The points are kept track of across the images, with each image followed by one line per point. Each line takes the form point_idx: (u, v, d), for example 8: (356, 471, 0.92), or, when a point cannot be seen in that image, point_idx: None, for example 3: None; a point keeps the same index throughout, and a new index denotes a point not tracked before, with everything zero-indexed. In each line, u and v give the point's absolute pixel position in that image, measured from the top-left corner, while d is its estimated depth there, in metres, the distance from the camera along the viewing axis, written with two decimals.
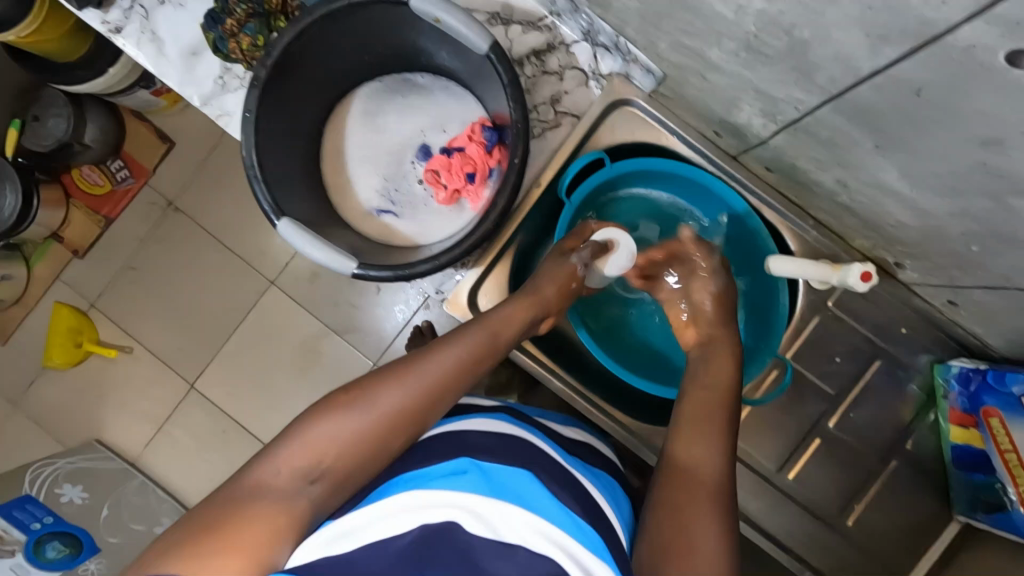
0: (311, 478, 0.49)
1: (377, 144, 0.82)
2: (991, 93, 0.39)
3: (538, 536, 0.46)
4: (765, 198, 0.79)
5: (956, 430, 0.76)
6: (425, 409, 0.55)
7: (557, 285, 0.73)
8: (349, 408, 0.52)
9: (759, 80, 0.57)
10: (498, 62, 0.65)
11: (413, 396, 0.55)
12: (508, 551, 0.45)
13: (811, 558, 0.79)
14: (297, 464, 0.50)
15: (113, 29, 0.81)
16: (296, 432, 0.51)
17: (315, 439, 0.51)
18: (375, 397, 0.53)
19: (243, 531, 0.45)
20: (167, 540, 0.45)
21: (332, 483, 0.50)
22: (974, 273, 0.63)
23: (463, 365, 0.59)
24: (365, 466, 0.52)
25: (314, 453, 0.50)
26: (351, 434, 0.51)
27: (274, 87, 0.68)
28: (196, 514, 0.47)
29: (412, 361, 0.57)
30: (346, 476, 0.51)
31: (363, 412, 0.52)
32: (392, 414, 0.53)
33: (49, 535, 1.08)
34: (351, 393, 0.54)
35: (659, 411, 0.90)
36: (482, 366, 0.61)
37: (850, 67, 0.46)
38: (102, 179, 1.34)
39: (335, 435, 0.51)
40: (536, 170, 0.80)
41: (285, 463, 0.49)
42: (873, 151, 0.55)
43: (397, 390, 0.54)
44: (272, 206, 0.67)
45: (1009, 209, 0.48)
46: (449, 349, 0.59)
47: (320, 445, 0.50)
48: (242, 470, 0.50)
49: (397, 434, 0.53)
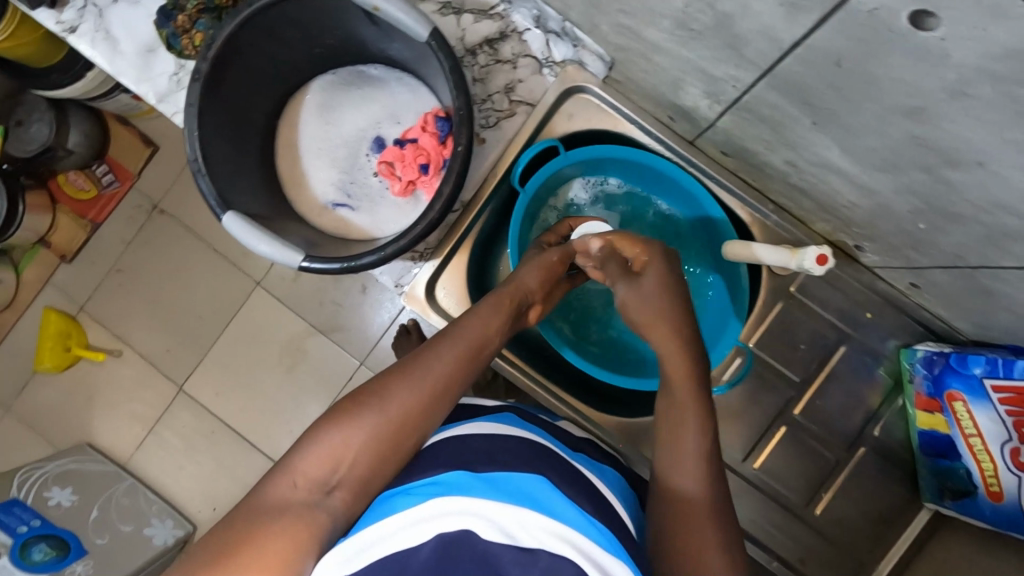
0: (327, 488, 0.52)
1: (332, 137, 0.81)
2: (901, 57, 0.40)
3: (559, 541, 0.46)
4: (724, 183, 0.78)
5: (922, 415, 0.74)
6: (431, 408, 0.57)
7: (541, 273, 0.70)
8: (356, 416, 0.54)
9: (696, 58, 0.57)
10: (440, 49, 0.64)
11: (418, 395, 0.56)
12: (527, 556, 0.45)
13: (777, 547, 0.79)
14: (312, 475, 0.52)
15: (67, 29, 0.80)
16: (309, 444, 0.53)
17: (328, 450, 0.53)
18: (385, 401, 0.55)
19: (265, 544, 0.48)
20: (195, 560, 0.48)
21: (349, 491, 0.52)
22: (927, 252, 0.61)
23: (465, 360, 0.60)
24: (380, 468, 0.54)
25: (329, 463, 0.52)
26: (362, 441, 0.53)
27: (220, 80, 0.68)
28: (218, 533, 0.49)
29: (415, 362, 0.58)
30: (363, 481, 0.53)
31: (369, 419, 0.54)
32: (399, 416, 0.55)
33: (35, 538, 1.09)
34: (358, 400, 0.55)
35: (626, 402, 0.90)
36: (484, 358, 0.62)
37: (773, 40, 0.46)
38: (87, 183, 1.35)
39: (347, 443, 0.53)
40: (492, 160, 0.78)
41: (301, 476, 0.52)
42: (811, 128, 0.55)
43: (406, 392, 0.56)
44: (218, 199, 0.67)
45: (944, 181, 0.49)
46: (450, 345, 0.60)
47: (332, 456, 0.53)
48: (259, 486, 0.52)
49: (407, 434, 0.55)
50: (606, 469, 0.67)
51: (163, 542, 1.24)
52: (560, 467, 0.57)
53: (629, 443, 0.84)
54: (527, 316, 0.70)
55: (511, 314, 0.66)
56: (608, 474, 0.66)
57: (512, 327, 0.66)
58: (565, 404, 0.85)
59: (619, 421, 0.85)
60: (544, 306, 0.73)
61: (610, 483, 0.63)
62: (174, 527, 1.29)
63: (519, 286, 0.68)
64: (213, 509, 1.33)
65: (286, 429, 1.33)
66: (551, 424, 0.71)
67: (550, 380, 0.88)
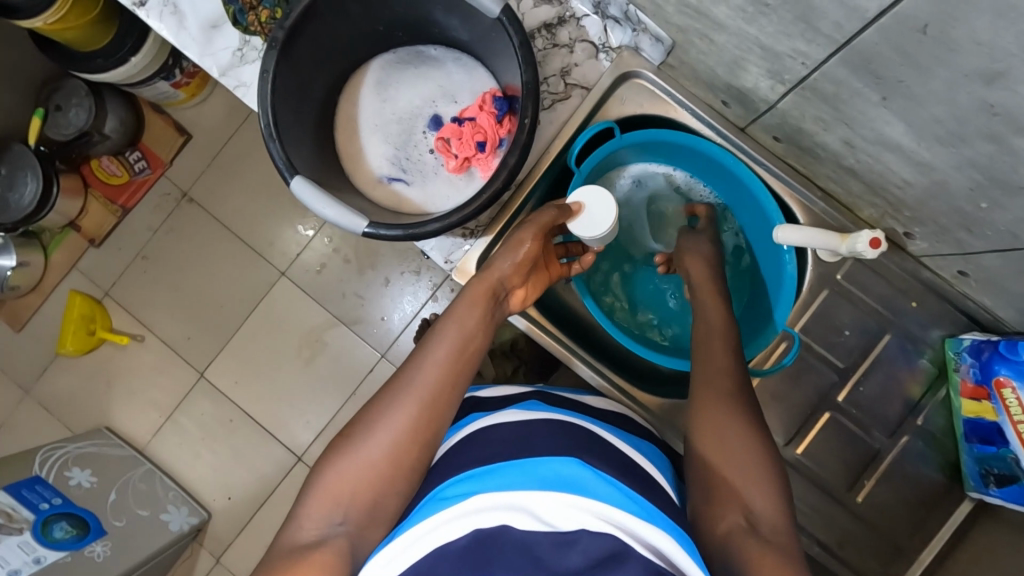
0: (335, 521, 0.55)
1: (390, 114, 0.84)
2: (993, 18, 0.41)
3: (594, 518, 0.47)
4: (773, 169, 0.79)
5: (969, 403, 0.75)
6: (424, 419, 0.58)
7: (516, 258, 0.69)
8: (347, 449, 0.58)
9: (763, 35, 0.59)
10: (509, 24, 0.66)
11: (405, 414, 0.58)
12: (566, 537, 0.46)
13: (816, 532, 0.80)
14: (318, 517, 0.55)
15: (137, 3, 0.82)
16: (312, 489, 0.57)
17: (327, 489, 0.56)
18: (371, 430, 0.58)
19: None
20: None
21: (359, 516, 0.55)
22: (982, 233, 0.63)
23: (447, 365, 0.61)
24: (386, 490, 0.56)
25: (332, 500, 0.56)
26: (357, 470, 0.56)
27: (293, 49, 0.70)
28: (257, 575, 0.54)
29: (398, 381, 0.61)
30: (369, 506, 0.56)
31: (358, 451, 0.57)
32: (392, 440, 0.57)
33: (56, 516, 1.10)
34: (349, 434, 0.59)
35: (668, 383, 0.90)
36: (471, 359, 0.63)
37: (854, 10, 0.48)
38: (119, 169, 1.37)
39: (343, 477, 0.56)
40: (546, 141, 0.79)
41: (309, 517, 0.55)
42: (878, 104, 0.57)
43: (389, 416, 0.58)
44: (286, 163, 0.68)
45: (1013, 151, 0.50)
46: (431, 355, 0.62)
47: (333, 493, 0.56)
48: (280, 534, 0.57)
49: (405, 454, 0.57)
50: (642, 441, 0.69)
51: (179, 528, 1.26)
52: (589, 442, 0.59)
53: (669, 423, 0.84)
54: (507, 302, 0.71)
55: (486, 306, 0.67)
56: (642, 445, 0.67)
57: (494, 318, 0.67)
58: (607, 381, 0.84)
59: (660, 401, 0.84)
60: (527, 291, 0.73)
61: (646, 452, 0.66)
62: (190, 513, 1.31)
63: (495, 271, 0.69)
64: (228, 498, 1.34)
65: (304, 419, 1.34)
66: (581, 403, 0.72)
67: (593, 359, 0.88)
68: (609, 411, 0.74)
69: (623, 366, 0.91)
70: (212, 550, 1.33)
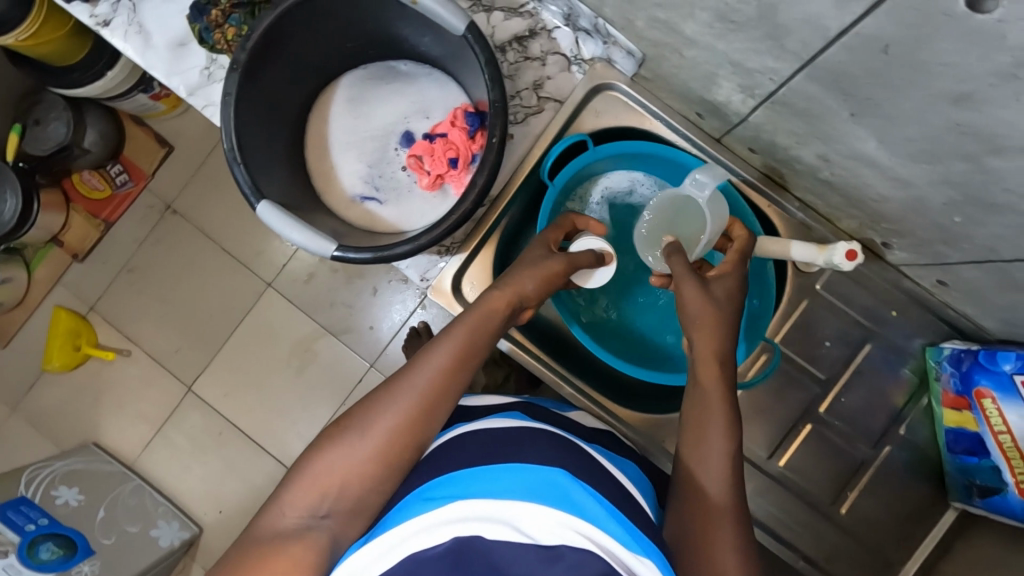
0: (320, 512, 0.54)
1: (363, 131, 0.82)
2: (956, 41, 0.40)
3: (578, 535, 0.46)
4: (750, 179, 0.78)
5: (950, 413, 0.74)
6: (420, 420, 0.58)
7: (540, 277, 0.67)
8: (341, 439, 0.56)
9: (732, 50, 0.58)
10: (476, 42, 0.65)
11: (402, 413, 0.57)
12: (548, 553, 0.45)
13: (802, 545, 0.79)
14: (303, 504, 0.54)
15: (101, 22, 0.81)
16: (300, 476, 0.56)
17: (315, 478, 0.55)
18: (367, 423, 0.57)
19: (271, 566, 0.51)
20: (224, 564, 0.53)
21: (343, 512, 0.54)
22: (959, 246, 0.62)
23: (450, 370, 0.60)
24: (374, 487, 0.55)
25: (319, 490, 0.55)
26: (348, 462, 0.55)
27: (257, 71, 0.68)
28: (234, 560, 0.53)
29: (400, 379, 0.60)
30: (354, 500, 0.55)
31: (353, 442, 0.56)
32: (385, 438, 0.56)
33: (43, 536, 1.08)
34: (345, 424, 0.58)
35: (651, 398, 0.89)
36: (473, 365, 0.62)
37: (819, 29, 0.47)
38: (101, 183, 1.35)
39: (332, 468, 0.55)
40: (519, 156, 0.78)
41: (292, 504, 0.54)
42: (849, 119, 0.56)
43: (387, 413, 0.57)
44: (252, 188, 0.67)
45: (985, 169, 0.49)
46: (434, 357, 0.60)
47: (321, 483, 0.55)
48: (259, 515, 0.56)
49: (397, 452, 0.56)
50: (625, 460, 0.68)
51: (169, 543, 1.25)
52: (581, 457, 0.58)
53: (651, 438, 0.83)
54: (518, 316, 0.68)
55: (501, 319, 0.65)
56: (624, 463, 0.66)
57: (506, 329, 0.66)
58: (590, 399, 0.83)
59: (642, 416, 0.83)
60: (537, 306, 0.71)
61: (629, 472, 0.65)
62: (181, 528, 1.30)
63: (518, 286, 0.66)
64: (219, 511, 1.33)
65: (293, 431, 1.33)
66: (562, 416, 0.71)
67: (574, 376, 0.87)
68: (589, 428, 0.73)
69: (606, 381, 0.90)
70: (203, 565, 1.32)
